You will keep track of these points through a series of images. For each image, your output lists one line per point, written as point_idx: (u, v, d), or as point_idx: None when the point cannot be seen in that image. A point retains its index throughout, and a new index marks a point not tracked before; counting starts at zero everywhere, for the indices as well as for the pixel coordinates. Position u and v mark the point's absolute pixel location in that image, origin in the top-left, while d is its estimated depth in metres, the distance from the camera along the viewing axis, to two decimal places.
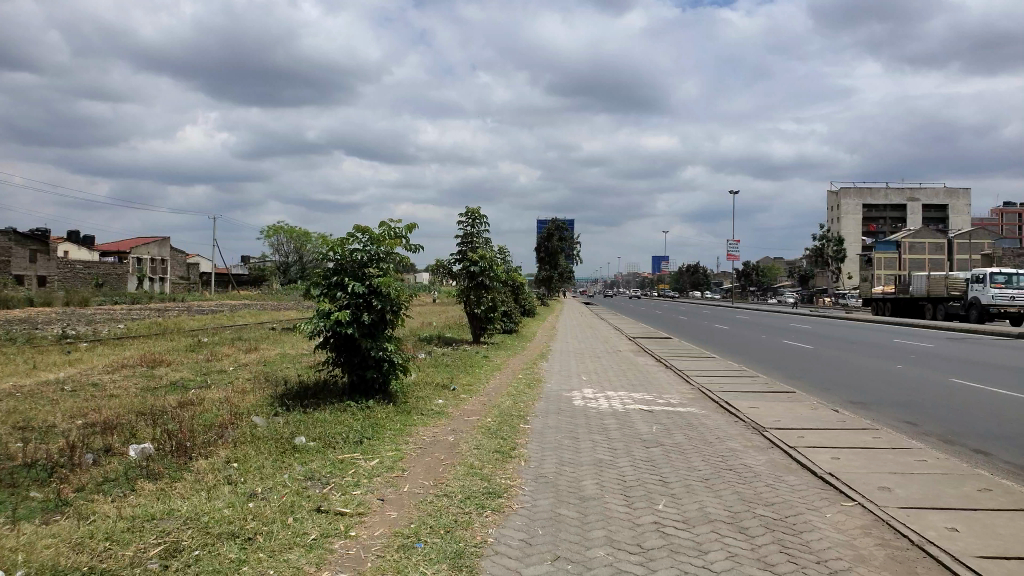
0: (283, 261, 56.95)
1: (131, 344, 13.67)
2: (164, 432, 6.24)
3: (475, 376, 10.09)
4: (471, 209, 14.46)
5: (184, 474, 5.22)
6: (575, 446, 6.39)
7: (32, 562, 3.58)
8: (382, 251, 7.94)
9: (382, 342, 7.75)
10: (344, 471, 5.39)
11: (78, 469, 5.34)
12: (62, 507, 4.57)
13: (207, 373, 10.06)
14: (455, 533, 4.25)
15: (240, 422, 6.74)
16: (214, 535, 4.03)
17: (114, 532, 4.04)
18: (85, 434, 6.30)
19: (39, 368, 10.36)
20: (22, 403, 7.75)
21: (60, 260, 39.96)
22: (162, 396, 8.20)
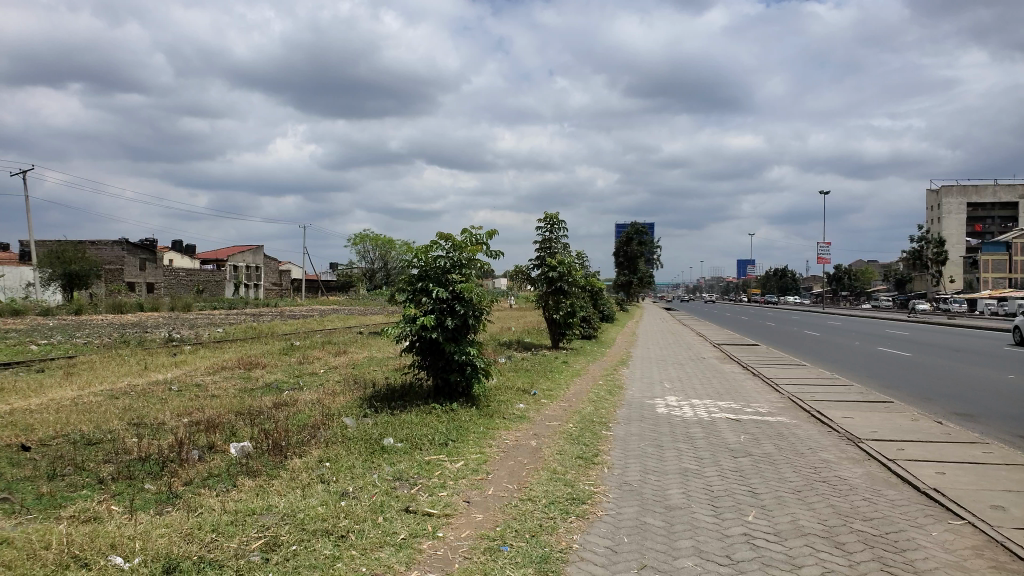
0: (368, 267, 58.44)
1: (230, 347, 14.37)
2: (261, 432, 6.52)
3: (556, 381, 10.11)
4: (550, 215, 14.50)
5: (280, 471, 5.45)
6: (659, 454, 6.32)
7: (148, 551, 3.85)
8: (463, 257, 8.10)
9: (464, 346, 7.88)
10: (431, 473, 5.51)
11: (186, 464, 5.66)
12: (173, 499, 4.86)
13: (299, 375, 10.47)
14: (540, 537, 4.28)
15: (331, 423, 6.99)
16: (309, 532, 4.19)
17: (219, 525, 4.27)
18: (190, 431, 6.67)
19: (150, 369, 11.04)
20: (135, 401, 8.27)
21: (165, 268, 42.34)
22: (259, 397, 8.59)
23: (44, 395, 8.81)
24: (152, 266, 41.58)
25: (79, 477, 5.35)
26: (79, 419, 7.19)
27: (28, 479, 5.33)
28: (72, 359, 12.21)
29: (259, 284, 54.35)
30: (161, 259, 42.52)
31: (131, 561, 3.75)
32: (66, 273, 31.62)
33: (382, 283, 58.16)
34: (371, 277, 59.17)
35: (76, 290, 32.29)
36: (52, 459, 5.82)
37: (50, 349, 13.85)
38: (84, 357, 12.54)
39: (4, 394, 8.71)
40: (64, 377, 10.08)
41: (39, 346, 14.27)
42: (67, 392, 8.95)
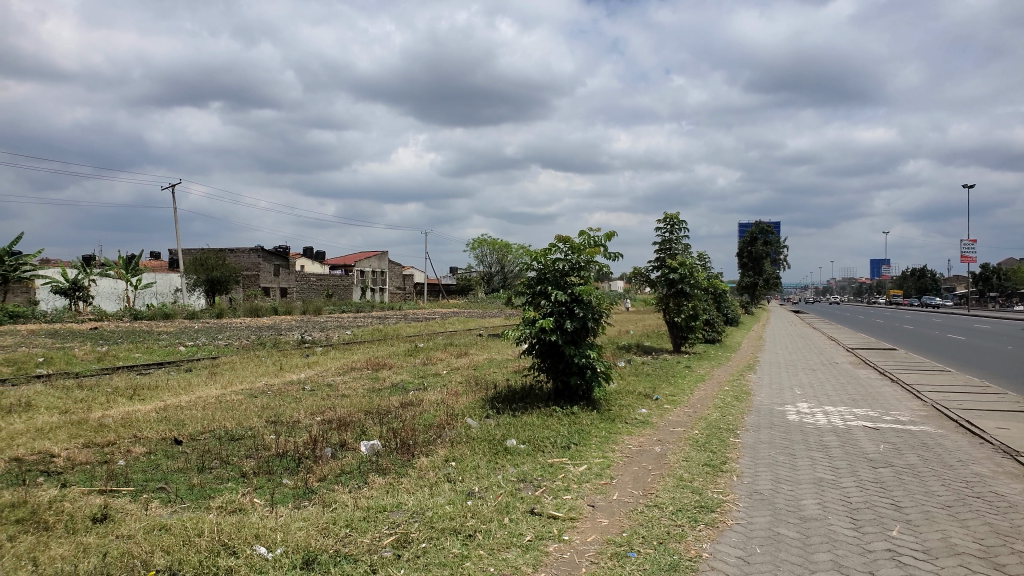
0: (486, 270, 59.41)
1: (357, 349, 14.97)
2: (389, 431, 6.73)
3: (678, 386, 9.87)
4: (669, 215, 14.19)
5: (408, 470, 5.60)
6: (791, 463, 6.02)
7: (289, 542, 4.04)
8: (581, 259, 8.03)
9: (584, 349, 7.80)
10: (554, 475, 5.49)
11: (320, 460, 5.91)
12: (309, 494, 5.08)
13: (423, 376, 10.75)
14: (668, 544, 4.17)
15: (455, 423, 7.12)
16: (438, 530, 4.27)
17: (353, 520, 4.43)
18: (324, 429, 6.97)
19: (286, 369, 11.66)
20: (272, 400, 8.73)
21: (297, 274, 44.72)
22: (386, 397, 8.87)
23: (194, 392, 9.47)
24: (285, 272, 44.00)
25: (224, 470, 5.70)
26: (223, 416, 7.67)
27: (180, 471, 5.72)
28: (216, 359, 13.09)
29: (382, 289, 56.39)
30: (293, 265, 44.94)
31: (273, 551, 3.95)
32: (209, 279, 34.04)
33: (499, 287, 59.00)
34: (488, 281, 60.14)
35: (218, 295, 34.70)
36: (200, 453, 6.23)
37: (197, 350, 14.93)
38: (227, 357, 13.42)
39: (158, 392, 9.43)
40: (210, 376, 10.81)
41: (188, 347, 15.39)
42: (212, 390, 9.58)
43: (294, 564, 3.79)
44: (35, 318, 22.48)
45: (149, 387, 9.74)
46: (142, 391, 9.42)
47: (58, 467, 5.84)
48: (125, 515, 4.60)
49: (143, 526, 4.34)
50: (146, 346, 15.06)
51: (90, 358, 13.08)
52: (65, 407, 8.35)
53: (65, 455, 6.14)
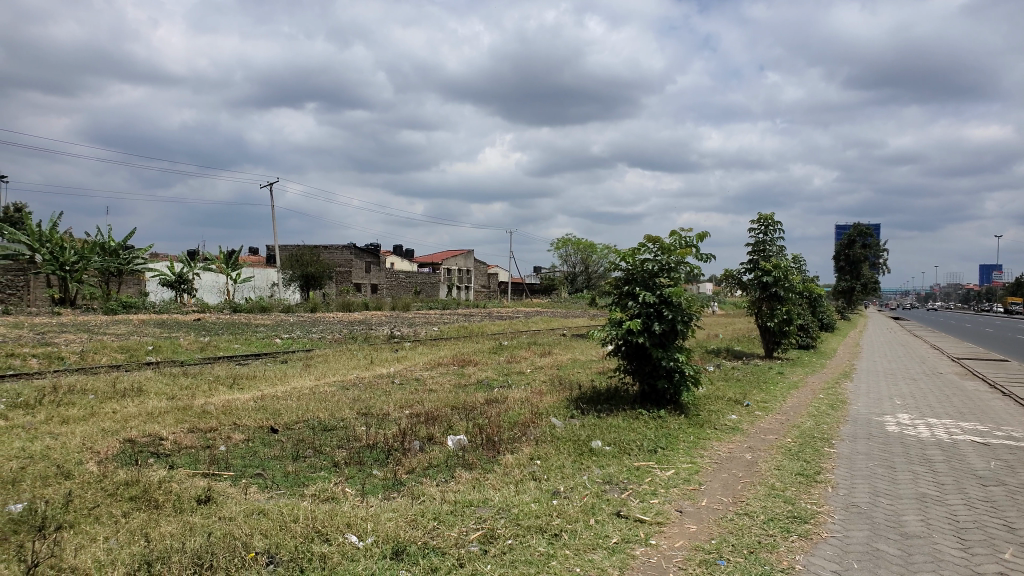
0: (570, 270, 59.14)
1: (443, 345, 15.22)
2: (475, 427, 6.81)
3: (769, 393, 9.58)
4: (763, 216, 13.80)
5: (494, 466, 5.65)
6: (892, 476, 5.75)
7: (379, 532, 4.15)
8: (672, 260, 7.87)
9: (672, 352, 7.67)
10: (641, 479, 5.43)
11: (408, 453, 6.05)
12: (398, 486, 5.20)
13: (508, 373, 10.83)
14: (760, 554, 4.06)
15: (540, 422, 7.14)
16: (524, 527, 4.29)
17: (440, 513, 4.51)
18: (412, 422, 7.12)
19: (376, 363, 11.97)
20: (362, 393, 8.97)
21: (386, 270, 45.83)
22: (471, 393, 8.99)
23: (289, 383, 9.87)
24: (375, 268, 45.14)
25: (317, 460, 5.90)
26: (316, 407, 7.94)
27: (276, 458, 5.96)
28: (310, 352, 13.55)
29: (468, 287, 57.01)
30: (383, 262, 46.03)
31: (364, 541, 4.06)
32: (304, 274, 35.33)
33: (582, 287, 58.60)
34: (572, 282, 59.90)
35: (312, 291, 35.89)
36: (295, 441, 6.47)
37: (292, 342, 15.50)
38: (320, 350, 13.88)
39: (256, 382, 9.85)
40: (303, 368, 11.19)
41: (283, 340, 15.98)
42: (306, 381, 9.93)
43: (385, 553, 3.89)
44: (145, 308, 23.87)
45: (248, 377, 10.19)
46: (241, 381, 9.87)
47: (167, 449, 6.19)
48: (226, 498, 4.83)
49: (243, 509, 4.55)
50: (245, 338, 15.73)
51: (194, 347, 13.78)
52: (173, 393, 8.83)
53: (172, 438, 6.50)
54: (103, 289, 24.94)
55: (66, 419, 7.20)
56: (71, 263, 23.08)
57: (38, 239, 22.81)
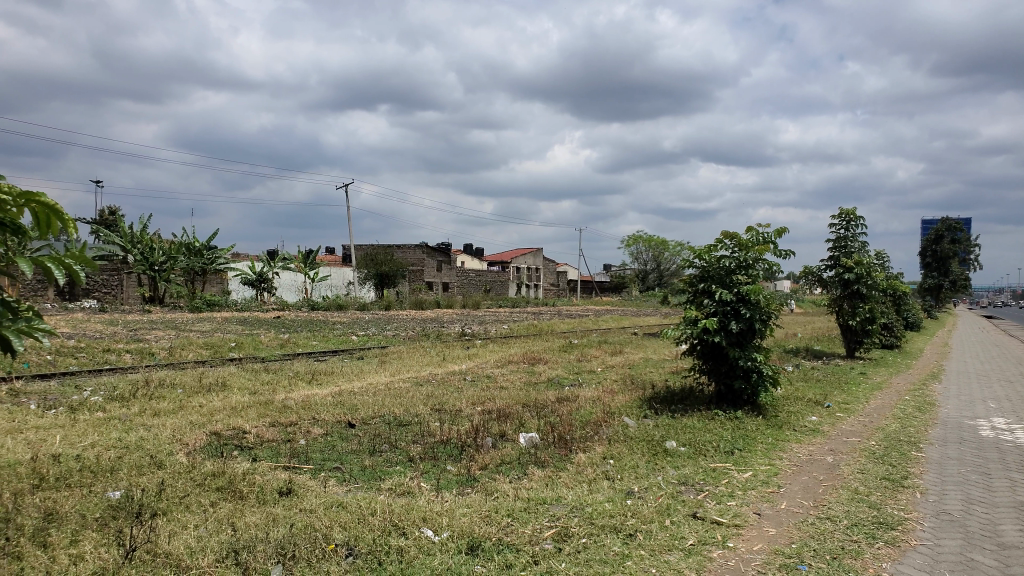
0: (642, 268, 58.52)
1: (514, 343, 15.30)
2: (548, 425, 6.82)
3: (852, 394, 9.25)
4: (845, 211, 13.34)
5: (567, 465, 5.64)
6: (986, 483, 5.47)
7: (454, 526, 4.21)
8: (749, 257, 7.69)
9: (750, 352, 7.49)
10: (718, 481, 5.32)
11: (481, 449, 6.10)
12: (471, 481, 5.26)
13: (579, 372, 10.81)
14: (844, 560, 3.92)
15: (613, 421, 7.09)
16: (598, 526, 4.27)
17: (514, 510, 4.53)
18: (485, 419, 7.18)
19: (448, 360, 12.13)
20: (435, 389, 9.10)
21: (457, 269, 46.35)
22: (542, 391, 9.01)
23: (365, 379, 10.10)
24: (446, 267, 45.69)
25: (393, 454, 6.02)
26: (392, 402, 8.10)
27: (354, 452, 6.10)
28: (384, 349, 13.80)
29: (538, 285, 57.02)
30: (454, 260, 46.53)
31: (440, 535, 4.12)
32: (378, 273, 36.08)
33: (655, 285, 57.74)
34: (644, 279, 59.12)
35: (385, 289, 36.54)
36: (371, 436, 6.62)
37: (367, 339, 15.83)
38: (394, 347, 14.15)
39: (333, 378, 10.10)
40: (378, 365, 11.40)
41: (359, 337, 16.33)
42: (381, 378, 10.13)
43: (460, 548, 3.93)
44: (227, 306, 24.80)
45: (326, 373, 10.48)
46: (320, 377, 10.15)
47: (249, 442, 6.42)
48: (306, 490, 4.98)
49: (322, 502, 4.68)
50: (322, 335, 16.14)
51: (275, 344, 14.24)
52: (255, 388, 9.15)
53: (255, 431, 6.73)
54: (189, 287, 26.05)
55: (157, 411, 7.56)
56: (159, 263, 24.22)
57: (130, 240, 24.00)
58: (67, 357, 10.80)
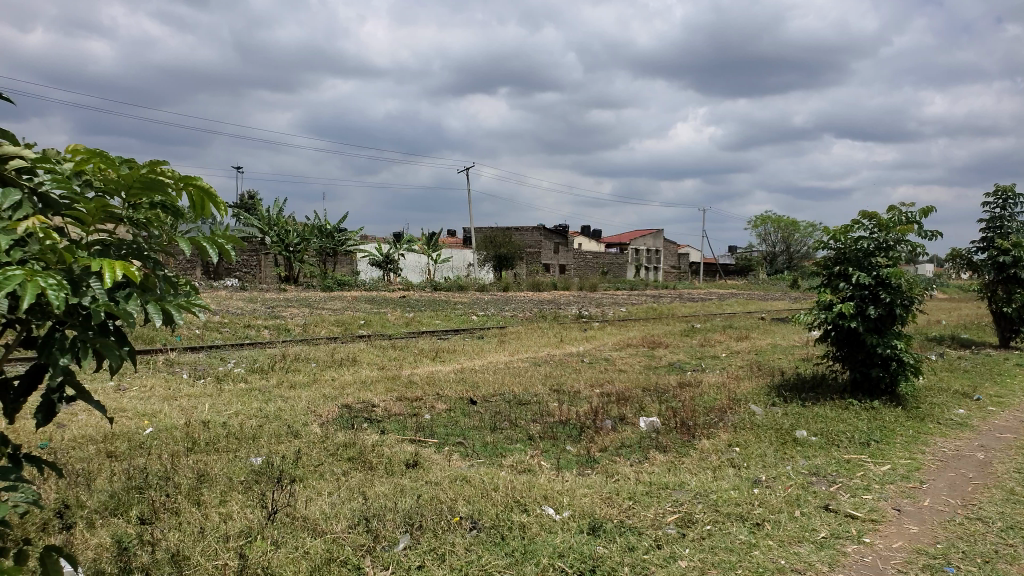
0: (769, 250, 56.28)
1: (632, 326, 15.12)
2: (669, 410, 6.69)
3: (1005, 387, 8.53)
4: (1001, 187, 12.24)
5: (690, 451, 5.52)
6: None
7: (575, 506, 4.22)
8: (891, 238, 7.18)
9: (889, 338, 7.04)
10: (852, 473, 5.05)
11: (601, 431, 6.07)
12: (592, 463, 5.25)
13: (701, 357, 10.54)
14: (997, 565, 3.63)
15: (738, 408, 6.88)
16: (723, 514, 4.16)
17: (636, 493, 4.48)
18: (604, 401, 7.14)
19: (567, 341, 12.15)
20: (554, 370, 9.13)
21: (576, 251, 46.24)
22: (663, 375, 8.85)
23: (485, 357, 10.28)
24: (565, 249, 45.65)
25: (513, 432, 6.09)
26: (511, 381, 8.21)
27: (476, 429, 6.23)
28: (504, 329, 13.99)
29: (658, 266, 56.02)
30: (573, 242, 46.48)
31: (561, 514, 4.14)
32: (496, 254, 36.56)
33: (782, 268, 55.38)
34: (771, 262, 56.85)
35: (505, 271, 37.07)
36: (492, 413, 6.73)
37: (487, 319, 16.12)
38: (513, 327, 14.33)
39: (455, 356, 10.35)
40: (498, 344, 11.58)
41: (479, 317, 16.63)
42: (501, 357, 10.29)
43: (581, 528, 3.94)
44: (357, 285, 25.94)
45: (448, 350, 10.75)
46: (442, 354, 10.42)
47: (378, 415, 6.69)
48: (431, 463, 5.13)
49: (447, 475, 4.81)
50: (445, 314, 16.57)
51: (400, 322, 14.76)
52: (382, 364, 9.52)
53: (382, 405, 7.00)
54: (321, 267, 27.42)
55: (293, 383, 8.02)
56: (293, 244, 25.64)
57: (268, 223, 25.46)
58: (213, 331, 11.63)
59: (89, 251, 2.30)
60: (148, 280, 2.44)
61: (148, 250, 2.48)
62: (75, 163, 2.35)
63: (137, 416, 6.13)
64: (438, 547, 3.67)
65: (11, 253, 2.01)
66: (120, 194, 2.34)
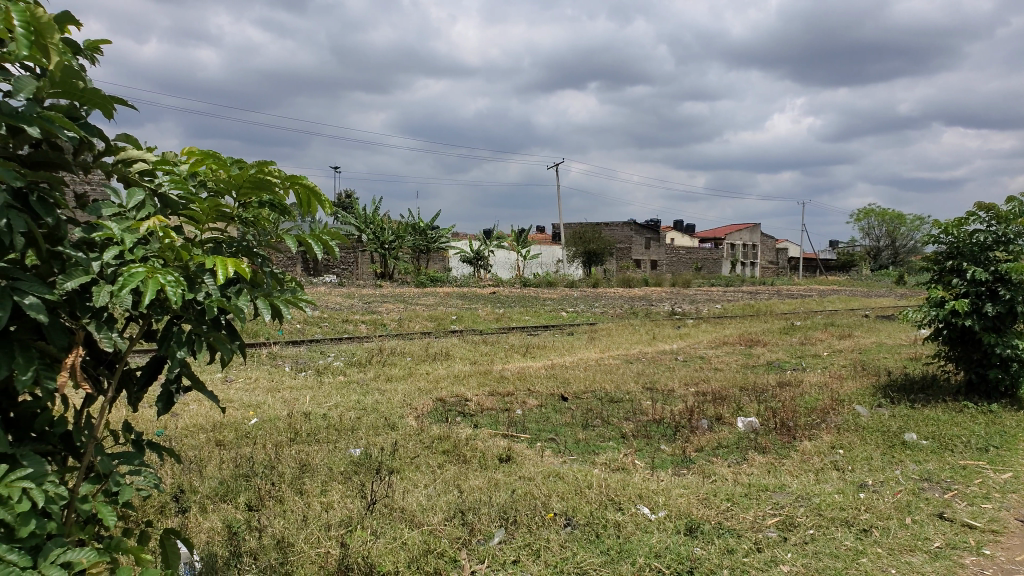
0: (873, 244, 53.69)
1: (728, 323, 14.72)
2: (768, 410, 6.50)
3: None
4: None
5: (790, 452, 5.35)
6: None
7: (671, 506, 4.16)
8: (1010, 231, 6.71)
9: (1010, 338, 6.58)
10: (969, 480, 4.76)
11: (696, 431, 5.95)
12: (688, 463, 5.16)
13: (801, 355, 10.16)
14: None
15: (842, 409, 6.60)
16: (827, 518, 4.01)
17: (734, 495, 4.37)
18: (700, 401, 6.99)
19: (660, 339, 11.97)
20: (647, 368, 9.02)
21: (668, 246, 45.43)
22: (761, 374, 8.59)
23: (576, 354, 10.25)
24: (657, 244, 44.92)
25: (606, 429, 6.06)
26: (603, 378, 8.15)
27: (567, 425, 6.22)
28: (594, 325, 13.90)
29: (754, 261, 54.37)
30: (664, 237, 45.71)
31: (657, 514, 4.09)
32: (587, 251, 36.37)
33: (888, 263, 52.69)
34: (875, 256, 54.21)
35: (594, 267, 36.85)
36: (584, 410, 6.71)
37: (578, 315, 16.05)
38: (604, 324, 14.22)
39: (546, 352, 10.36)
40: (589, 341, 11.51)
41: (569, 313, 16.58)
42: (592, 353, 10.23)
43: (678, 529, 3.88)
44: (449, 281, 26.32)
45: (539, 346, 10.77)
46: (533, 350, 10.46)
47: (470, 409, 6.78)
48: (524, 459, 5.16)
49: (540, 471, 4.83)
50: (535, 310, 16.61)
51: (491, 318, 14.91)
52: (474, 359, 9.63)
53: (475, 399, 7.09)
54: (415, 265, 28.03)
55: (390, 377, 8.24)
56: (389, 242, 26.35)
57: (364, 221, 26.16)
58: (314, 326, 12.08)
59: (203, 248, 2.42)
60: (256, 276, 2.55)
61: (255, 247, 2.60)
62: (191, 165, 2.48)
63: (244, 407, 6.44)
64: (533, 542, 3.69)
65: (135, 251, 2.14)
66: (231, 193, 2.47)
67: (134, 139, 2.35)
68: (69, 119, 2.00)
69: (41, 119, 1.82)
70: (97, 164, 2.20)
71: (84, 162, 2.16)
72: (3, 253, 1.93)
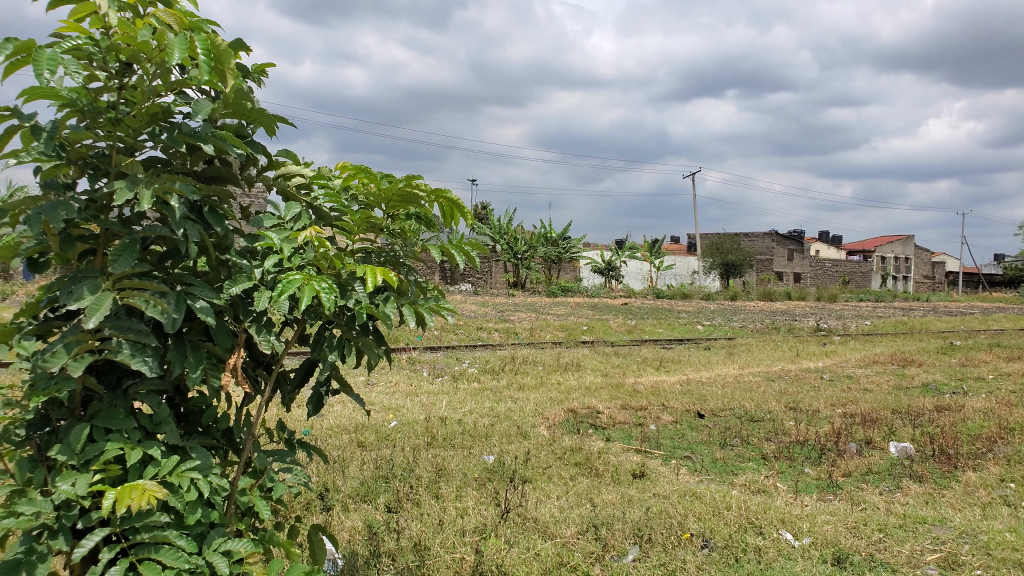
0: None
1: (879, 341, 13.77)
2: (925, 436, 5.99)
3: None
4: None
5: (952, 483, 4.91)
6: None
7: (816, 533, 3.91)
8: None
9: None
10: None
11: (843, 455, 5.58)
12: (834, 488, 4.85)
13: (963, 378, 9.33)
14: None
15: (1013, 438, 5.98)
16: (997, 559, 3.62)
17: (887, 525, 4.05)
18: (848, 423, 6.56)
19: (802, 356, 11.37)
20: (789, 386, 8.57)
21: (812, 258, 43.20)
22: (917, 397, 7.96)
23: (713, 370, 9.91)
24: (799, 257, 42.83)
25: (745, 450, 5.80)
26: (742, 396, 7.82)
27: (703, 444, 6.01)
28: (731, 340, 13.42)
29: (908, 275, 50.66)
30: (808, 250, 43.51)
31: (801, 540, 3.86)
32: (724, 262, 35.23)
33: None
34: None
35: (731, 279, 35.58)
36: (721, 428, 6.46)
37: (714, 330, 15.54)
38: (741, 339, 13.69)
39: (681, 366, 10.08)
40: (726, 357, 11.09)
41: (705, 326, 16.07)
42: (729, 370, 9.85)
43: (824, 558, 3.64)
44: (581, 292, 26.28)
45: (673, 360, 10.51)
46: (667, 364, 10.23)
47: (603, 422, 6.70)
48: (659, 476, 5.03)
49: (675, 489, 4.69)
50: (669, 323, 16.24)
51: (623, 329, 14.72)
52: (606, 370, 9.53)
53: (607, 412, 7.00)
54: (547, 275, 28.23)
55: (522, 385, 8.30)
56: (521, 252, 26.67)
57: (498, 232, 26.61)
58: (449, 333, 12.39)
59: (354, 257, 2.53)
60: (403, 286, 2.62)
61: (402, 257, 2.68)
62: (344, 179, 2.58)
63: (384, 410, 6.69)
64: (668, 562, 3.58)
65: (293, 260, 2.27)
66: (381, 206, 2.56)
67: (293, 155, 2.48)
68: (238, 136, 2.14)
69: (214, 137, 1.96)
70: (261, 178, 2.34)
71: (250, 177, 2.31)
72: (179, 260, 2.10)
